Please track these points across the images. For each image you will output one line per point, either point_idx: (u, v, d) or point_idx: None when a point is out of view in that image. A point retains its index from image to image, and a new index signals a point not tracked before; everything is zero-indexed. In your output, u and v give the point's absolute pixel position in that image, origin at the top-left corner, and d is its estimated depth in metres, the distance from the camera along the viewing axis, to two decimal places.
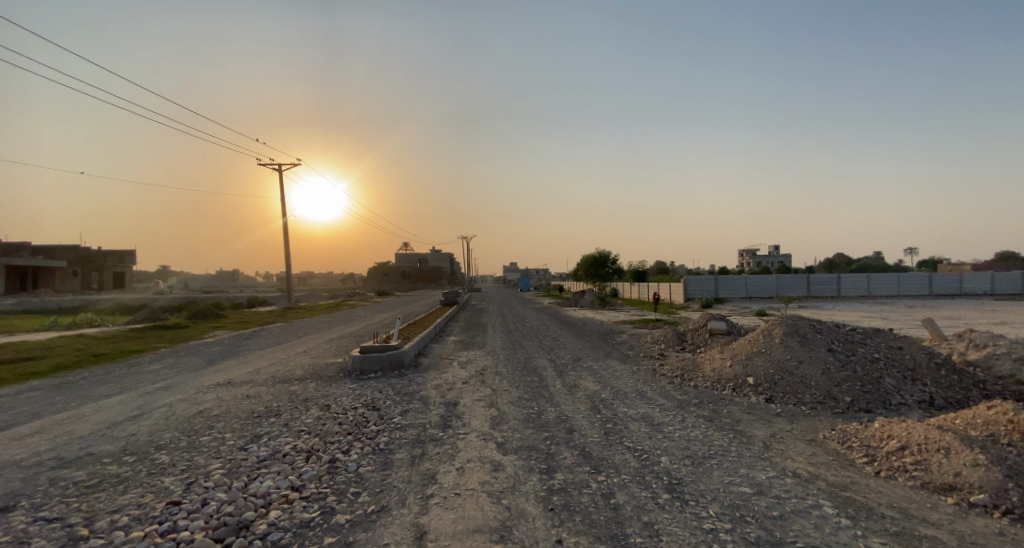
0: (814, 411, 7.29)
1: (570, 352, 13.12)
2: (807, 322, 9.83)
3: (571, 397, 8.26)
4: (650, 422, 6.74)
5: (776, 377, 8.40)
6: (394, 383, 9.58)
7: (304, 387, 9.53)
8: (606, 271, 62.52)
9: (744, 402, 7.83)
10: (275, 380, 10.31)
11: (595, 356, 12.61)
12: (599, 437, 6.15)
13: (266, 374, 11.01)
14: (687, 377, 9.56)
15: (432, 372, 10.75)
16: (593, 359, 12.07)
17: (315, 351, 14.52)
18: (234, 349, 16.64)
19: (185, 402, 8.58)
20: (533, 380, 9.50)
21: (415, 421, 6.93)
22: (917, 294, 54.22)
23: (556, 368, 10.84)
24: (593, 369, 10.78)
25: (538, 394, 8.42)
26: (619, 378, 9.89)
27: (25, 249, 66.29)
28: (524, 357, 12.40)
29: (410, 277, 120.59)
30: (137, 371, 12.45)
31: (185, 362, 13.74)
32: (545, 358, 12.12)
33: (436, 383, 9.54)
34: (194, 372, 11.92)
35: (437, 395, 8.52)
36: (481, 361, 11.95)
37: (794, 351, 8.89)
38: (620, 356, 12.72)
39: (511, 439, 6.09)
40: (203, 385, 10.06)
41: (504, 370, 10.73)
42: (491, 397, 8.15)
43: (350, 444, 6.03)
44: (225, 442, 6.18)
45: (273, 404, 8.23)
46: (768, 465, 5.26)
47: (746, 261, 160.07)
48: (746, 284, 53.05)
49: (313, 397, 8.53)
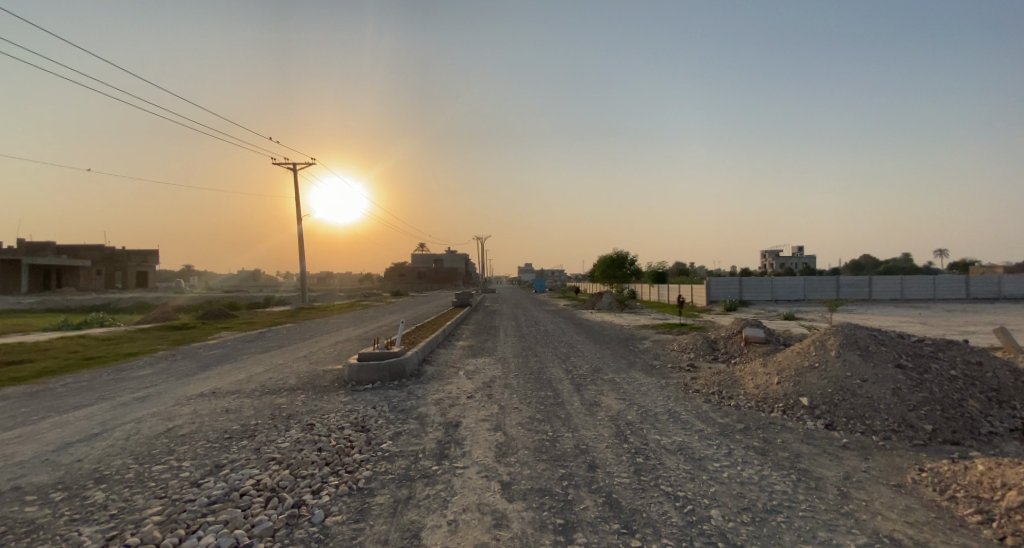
0: (889, 442, 5.96)
1: (589, 361, 11.90)
2: (867, 333, 8.47)
3: (591, 418, 7.10)
4: (689, 457, 5.53)
5: (835, 398, 7.08)
6: (391, 396, 8.54)
7: (292, 400, 8.55)
8: (624, 272, 60.94)
9: (799, 429, 6.55)
10: (263, 391, 9.39)
11: (617, 366, 11.39)
12: (627, 476, 4.99)
13: (256, 384, 10.09)
14: (727, 395, 8.28)
15: (435, 383, 9.69)
16: (614, 370, 10.84)
17: (315, 356, 13.62)
18: (234, 352, 15.87)
19: (156, 417, 7.68)
20: (547, 396, 8.35)
21: (407, 449, 5.85)
22: (955, 298, 51.28)
23: (574, 380, 9.67)
24: (614, 383, 9.57)
25: (552, 413, 7.29)
26: (645, 394, 8.66)
27: (52, 249, 67.79)
28: (538, 366, 11.25)
29: (426, 278, 120.36)
30: (125, 377, 11.71)
31: (178, 367, 12.99)
32: (561, 368, 10.98)
33: (437, 397, 8.47)
34: (183, 379, 11.12)
35: (437, 412, 7.45)
36: (491, 370, 10.86)
37: (854, 367, 7.55)
38: (644, 367, 11.48)
39: (519, 477, 4.97)
40: (185, 396, 9.21)
41: (515, 382, 9.61)
42: (499, 418, 7.04)
43: (323, 481, 4.96)
44: (178, 475, 5.18)
45: (252, 420, 7.26)
46: (853, 523, 4.02)
47: (768, 262, 155.91)
48: (772, 286, 50.89)
49: (298, 414, 7.53)
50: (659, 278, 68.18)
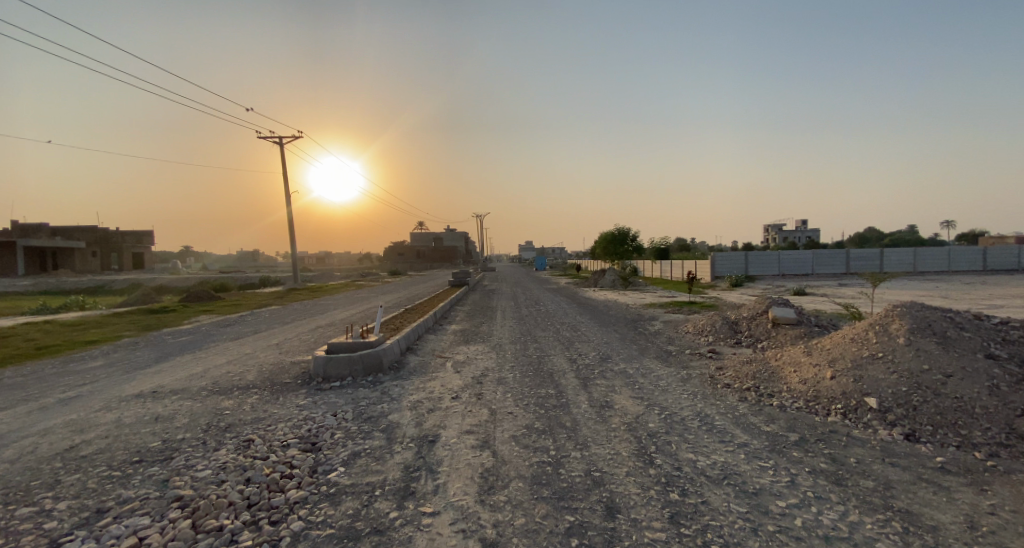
0: (1002, 461, 4.44)
1: (595, 348, 10.42)
2: (940, 316, 6.93)
3: (604, 427, 5.64)
4: (742, 491, 4.05)
5: (912, 399, 5.58)
6: (360, 398, 7.08)
7: (239, 402, 7.08)
8: (626, 248, 59.33)
9: (873, 441, 5.06)
10: (213, 389, 7.93)
11: (627, 353, 9.92)
12: (662, 528, 3.51)
13: (208, 380, 8.63)
14: (767, 392, 6.80)
15: (416, 379, 8.22)
16: (626, 359, 9.35)
17: (288, 344, 12.18)
18: (205, 338, 14.45)
19: (66, 426, 6.22)
20: (548, 396, 6.87)
21: (360, 482, 4.38)
22: (968, 270, 49.78)
23: (580, 374, 8.19)
24: (628, 376, 8.10)
25: (556, 421, 5.81)
26: (666, 391, 7.18)
27: (41, 230, 66.03)
28: (537, 356, 9.77)
29: (425, 257, 118.73)
30: (69, 370, 10.28)
31: (135, 357, 11.57)
32: (563, 357, 9.52)
33: (415, 397, 7.00)
34: (129, 374, 9.67)
35: (410, 421, 5.98)
36: (483, 361, 9.41)
37: (933, 359, 6.03)
38: (659, 354, 10.02)
39: (508, 532, 3.50)
40: (119, 396, 7.76)
41: (510, 376, 8.15)
42: (488, 430, 5.56)
43: (231, 544, 3.50)
44: (36, 529, 3.74)
45: (178, 434, 5.79)
46: None
47: (771, 237, 153.91)
48: (778, 260, 49.34)
49: (238, 424, 6.06)
50: (662, 253, 66.74)
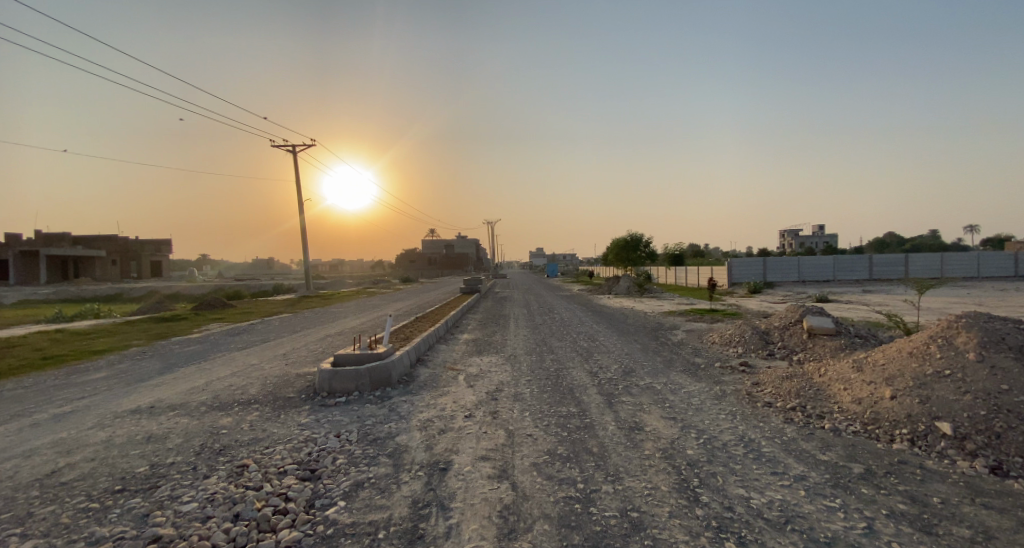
0: None
1: (616, 360, 9.77)
2: (1011, 331, 6.21)
3: (637, 454, 5.00)
4: (812, 541, 3.39)
5: (992, 426, 4.87)
6: (366, 416, 6.55)
7: (237, 420, 6.59)
8: (640, 255, 58.44)
9: (955, 476, 4.35)
10: (212, 405, 7.46)
11: (652, 366, 9.24)
12: None
13: (209, 394, 8.16)
14: (815, 412, 6.10)
15: (427, 394, 7.66)
16: (652, 373, 8.67)
17: (295, 355, 11.72)
18: (212, 348, 14.08)
19: (52, 446, 5.77)
20: (570, 415, 6.25)
21: (362, 521, 3.82)
22: (998, 276, 47.92)
23: (603, 390, 7.55)
24: (656, 392, 7.44)
25: (582, 446, 5.19)
26: (701, 410, 6.51)
27: (64, 239, 67.49)
28: (555, 368, 9.16)
29: (436, 264, 118.82)
30: (69, 382, 9.91)
31: (139, 368, 11.19)
32: (584, 371, 8.89)
33: (426, 416, 6.45)
34: (129, 386, 9.26)
35: (420, 445, 5.41)
36: (497, 374, 8.84)
37: (1012, 380, 5.31)
38: (686, 368, 9.33)
39: None
40: (113, 412, 7.31)
41: (527, 392, 7.56)
42: (507, 456, 4.97)
43: None
44: None
45: (168, 457, 5.29)
46: None
47: (787, 242, 151.22)
48: (798, 266, 48.00)
49: (234, 447, 5.55)
50: (676, 259, 65.61)
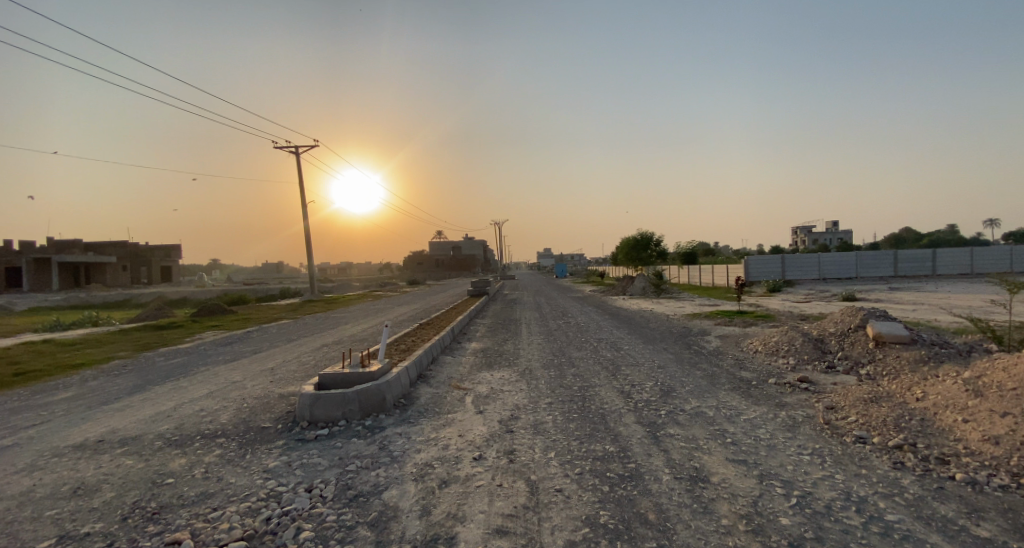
0: None
1: (649, 376, 8.36)
2: None
3: (715, 526, 3.60)
4: None
5: None
6: (350, 457, 5.21)
7: (192, 460, 5.27)
8: (652, 254, 56.79)
9: None
10: (169, 437, 6.16)
11: (695, 384, 7.82)
12: None
13: (172, 422, 6.87)
14: (933, 457, 4.67)
15: (427, 423, 6.32)
16: (697, 394, 7.24)
17: (285, 369, 10.43)
18: (198, 360, 12.85)
19: None
20: (609, 459, 4.87)
21: None
22: None
23: (643, 417, 6.17)
24: (709, 421, 6.03)
25: (633, 513, 3.80)
26: (775, 450, 5.08)
27: (76, 245, 67.61)
28: (579, 387, 7.78)
29: (443, 265, 117.87)
30: (25, 405, 8.66)
31: (111, 386, 9.96)
32: (614, 390, 7.50)
33: (425, 457, 5.12)
34: (90, 409, 8.01)
35: (414, 505, 4.06)
36: (511, 394, 7.50)
37: None
38: (735, 385, 7.91)
39: None
40: (53, 447, 6.03)
41: (550, 420, 6.20)
42: (531, 531, 3.58)
43: None
44: None
45: (83, 519, 3.90)
46: None
47: (800, 239, 148.41)
48: (818, 264, 46.06)
49: (173, 503, 4.14)
50: (689, 258, 63.87)
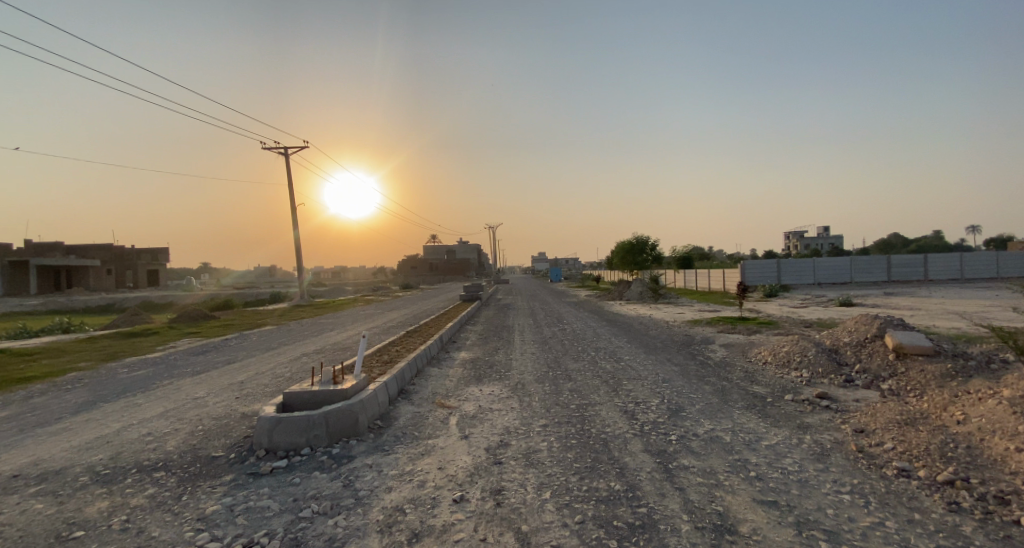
0: None
1: (653, 392, 7.59)
2: None
3: None
4: None
5: None
6: (306, 499, 4.37)
7: (116, 503, 4.40)
8: (647, 258, 56.26)
9: None
10: (100, 471, 5.27)
11: (705, 402, 7.05)
12: None
13: (111, 450, 5.99)
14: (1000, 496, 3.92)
15: (403, 451, 5.48)
16: (708, 414, 6.46)
17: (254, 384, 9.54)
18: (164, 372, 11.90)
19: None
20: (615, 503, 4.05)
21: None
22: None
23: (652, 445, 5.38)
24: (726, 450, 5.25)
25: None
26: (809, 487, 4.31)
27: (58, 249, 65.93)
28: (577, 405, 6.98)
29: (437, 270, 116.87)
30: None
31: (59, 403, 9.02)
32: (616, 410, 6.70)
33: (396, 499, 4.29)
34: (24, 433, 7.08)
35: None
36: (501, 414, 6.68)
37: None
38: (748, 402, 7.15)
39: None
40: None
41: (545, 448, 5.39)
42: None
43: None
44: None
45: None
46: None
47: (792, 244, 149.09)
48: (814, 269, 45.73)
49: None
50: (684, 263, 63.53)
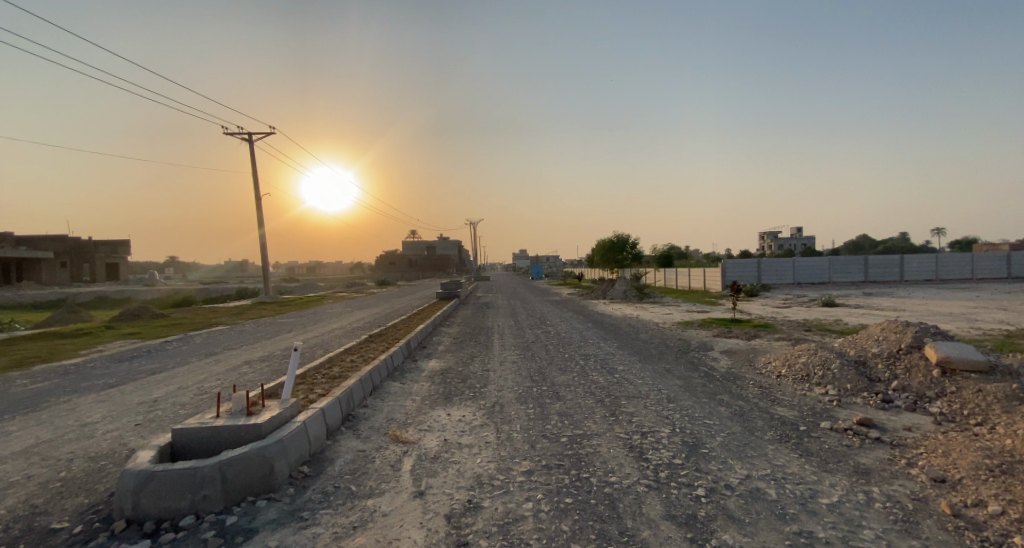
0: None
1: (661, 418, 6.17)
2: None
3: None
4: None
5: None
6: None
7: None
8: (628, 256, 55.49)
9: None
10: None
11: (727, 435, 5.64)
12: None
13: None
14: None
15: (329, 520, 3.86)
16: (736, 453, 5.06)
17: (170, 403, 7.74)
18: (69, 383, 9.87)
19: None
20: None
21: None
22: (991, 278, 46.93)
23: (677, 507, 3.91)
24: (775, 514, 3.80)
25: None
26: None
27: (6, 239, 61.31)
28: (570, 439, 5.48)
29: (415, 266, 114.24)
30: None
31: None
32: (620, 446, 5.23)
33: None
34: None
35: None
36: (471, 454, 5.12)
37: None
38: (779, 432, 5.77)
39: None
40: None
41: (531, 514, 3.84)
42: None
43: None
44: None
45: None
46: None
47: (766, 244, 152.07)
48: (794, 268, 45.57)
49: None
50: (665, 262, 63.15)
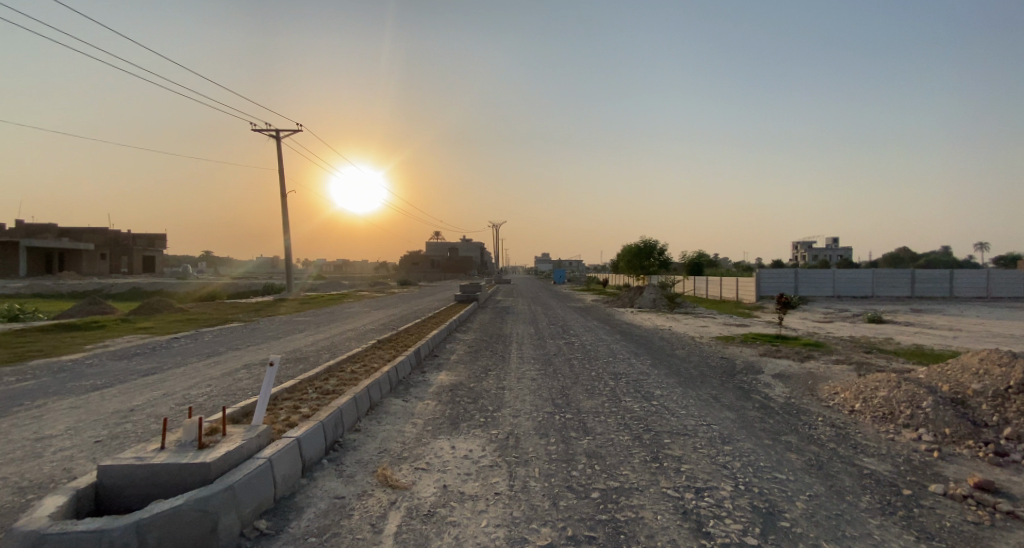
0: None
1: (717, 468, 4.88)
2: None
3: None
4: None
5: None
6: None
7: None
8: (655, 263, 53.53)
9: None
10: None
11: (810, 498, 4.31)
12: None
13: None
14: None
15: None
16: (832, 532, 3.73)
17: (145, 414, 6.86)
18: (56, 382, 9.16)
19: None
20: None
21: None
22: None
23: None
24: None
25: None
26: None
27: (50, 230, 63.88)
28: (602, 494, 4.26)
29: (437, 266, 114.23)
30: None
31: None
32: (670, 511, 3.98)
33: None
34: None
35: None
36: (473, 510, 3.97)
37: None
38: (879, 499, 4.40)
39: None
40: None
41: None
42: None
43: None
44: None
45: None
46: None
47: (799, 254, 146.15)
48: (833, 280, 42.86)
49: None
50: (694, 270, 60.87)
